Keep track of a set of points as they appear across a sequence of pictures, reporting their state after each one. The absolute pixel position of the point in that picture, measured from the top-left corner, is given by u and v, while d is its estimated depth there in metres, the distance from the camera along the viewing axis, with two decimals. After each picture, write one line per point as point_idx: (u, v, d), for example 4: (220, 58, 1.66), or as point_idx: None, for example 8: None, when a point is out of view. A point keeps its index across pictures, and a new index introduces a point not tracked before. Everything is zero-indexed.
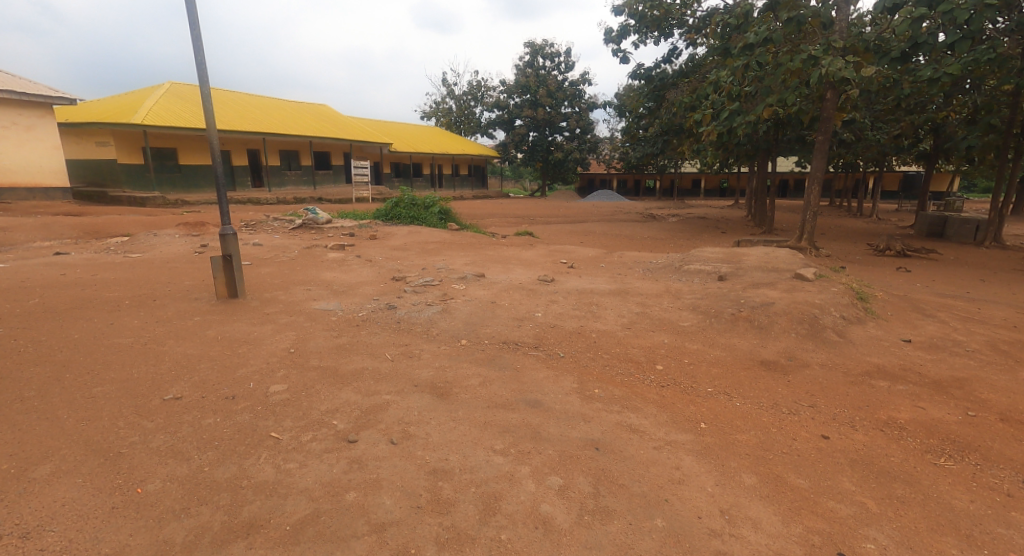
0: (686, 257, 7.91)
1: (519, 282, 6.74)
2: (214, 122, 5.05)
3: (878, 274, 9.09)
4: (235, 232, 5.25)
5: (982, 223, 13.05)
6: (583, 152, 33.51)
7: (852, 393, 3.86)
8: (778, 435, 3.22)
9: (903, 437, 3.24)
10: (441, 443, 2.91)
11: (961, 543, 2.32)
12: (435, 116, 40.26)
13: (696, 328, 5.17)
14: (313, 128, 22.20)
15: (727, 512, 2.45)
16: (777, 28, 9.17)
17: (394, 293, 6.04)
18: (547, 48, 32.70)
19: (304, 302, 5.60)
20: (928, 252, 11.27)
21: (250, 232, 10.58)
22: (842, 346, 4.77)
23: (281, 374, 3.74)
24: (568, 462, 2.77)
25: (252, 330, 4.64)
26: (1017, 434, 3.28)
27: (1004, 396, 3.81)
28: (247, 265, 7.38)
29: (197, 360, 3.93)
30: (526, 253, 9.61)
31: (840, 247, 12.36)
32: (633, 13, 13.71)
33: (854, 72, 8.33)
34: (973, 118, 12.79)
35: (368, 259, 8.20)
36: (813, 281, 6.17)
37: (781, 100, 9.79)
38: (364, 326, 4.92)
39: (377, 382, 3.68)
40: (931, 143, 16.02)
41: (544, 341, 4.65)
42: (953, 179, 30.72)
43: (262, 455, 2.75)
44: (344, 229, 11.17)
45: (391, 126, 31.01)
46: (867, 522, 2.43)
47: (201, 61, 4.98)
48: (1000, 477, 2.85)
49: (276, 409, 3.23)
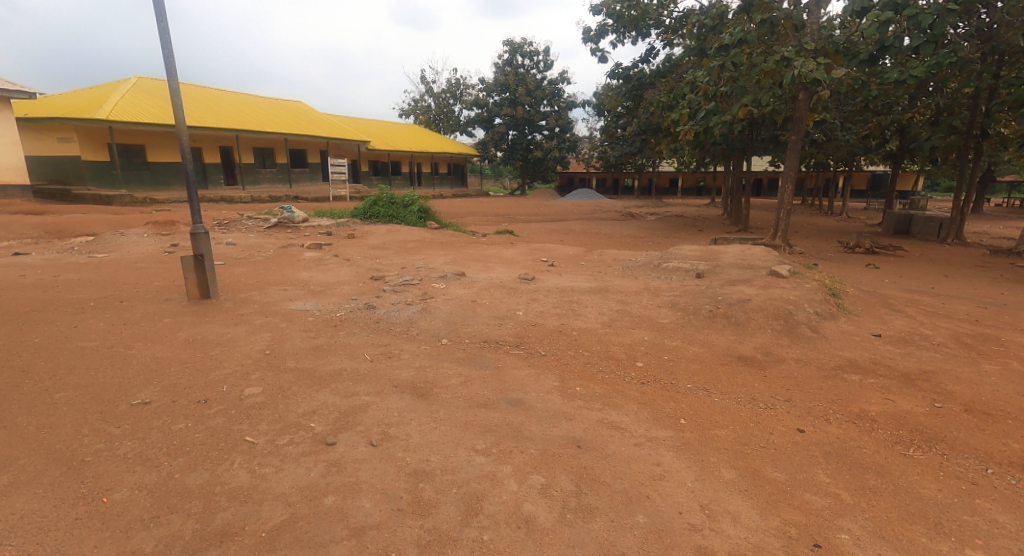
0: (664, 254, 7.98)
1: (500, 281, 6.70)
2: (184, 117, 4.85)
3: (848, 270, 9.34)
4: (207, 230, 5.09)
5: (945, 222, 13.53)
6: (562, 151, 33.72)
7: (826, 387, 3.95)
8: (756, 430, 3.27)
9: (874, 429, 3.32)
10: (421, 444, 2.87)
11: (930, 530, 2.38)
12: (414, 114, 39.96)
13: (675, 325, 5.22)
14: (287, 125, 21.73)
15: (707, 507, 2.47)
16: (750, 30, 9.37)
17: (373, 293, 5.96)
18: (525, 46, 32.65)
19: (280, 303, 5.48)
20: (896, 249, 11.62)
21: (222, 231, 10.33)
22: (816, 341, 4.87)
23: (256, 377, 3.65)
24: (550, 461, 2.77)
25: (227, 332, 4.52)
26: (980, 425, 3.39)
27: (969, 388, 3.94)
28: (219, 265, 7.19)
29: (167, 363, 3.81)
30: (506, 251, 9.61)
31: (812, 245, 12.66)
32: (610, 13, 13.80)
33: (825, 74, 8.50)
34: (936, 120, 13.14)
35: (346, 259, 8.08)
36: (788, 278, 6.28)
37: (756, 100, 9.98)
38: (342, 326, 4.83)
39: (356, 383, 3.62)
40: (897, 144, 16.42)
41: (525, 339, 4.64)
42: (918, 180, 31.85)
43: (237, 459, 2.67)
44: (320, 227, 10.96)
45: (368, 123, 30.68)
46: (841, 513, 2.47)
47: (169, 55, 4.81)
48: (964, 466, 2.94)
49: (252, 413, 3.15)
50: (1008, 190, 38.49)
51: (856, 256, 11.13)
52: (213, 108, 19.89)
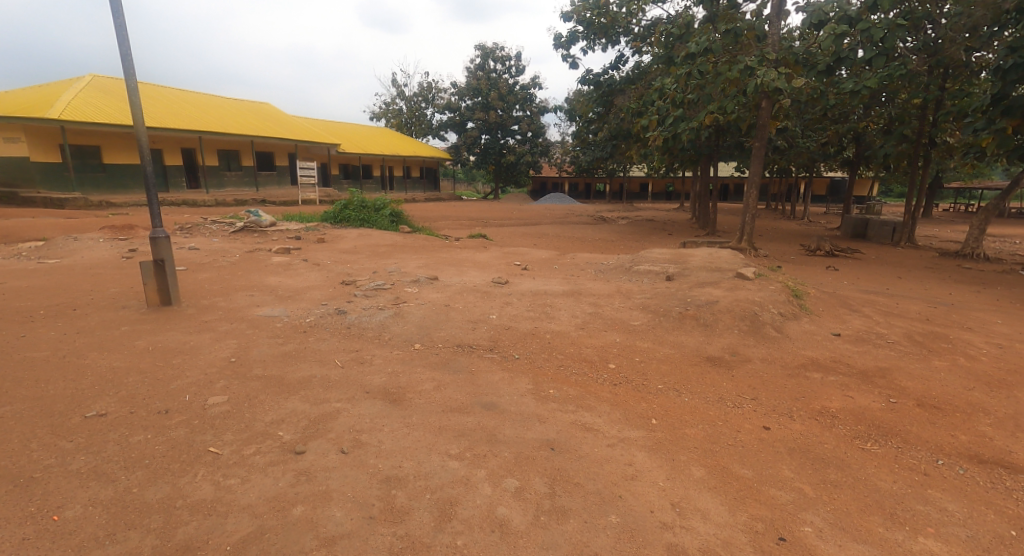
0: (635, 257, 8.12)
1: (473, 285, 6.69)
2: (143, 118, 4.68)
3: (810, 273, 9.68)
4: (168, 235, 4.92)
5: (899, 226, 14.19)
6: (535, 155, 33.87)
7: (789, 385, 4.08)
8: (723, 428, 3.36)
9: (834, 425, 3.45)
10: (394, 450, 2.83)
11: (887, 520, 2.48)
12: (385, 117, 39.60)
13: (646, 327, 5.31)
14: (253, 126, 21.21)
15: (678, 505, 2.52)
16: (715, 39, 9.65)
17: (344, 298, 5.87)
18: (497, 51, 32.78)
19: (246, 309, 5.34)
20: (854, 252, 12.12)
21: (185, 235, 10.01)
22: (780, 341, 5.02)
23: (221, 385, 3.54)
24: (524, 464, 2.78)
25: (189, 339, 4.37)
26: (932, 419, 3.56)
27: (921, 384, 4.13)
28: (181, 270, 6.96)
29: (124, 374, 3.65)
30: (479, 256, 9.60)
31: (776, 248, 13.08)
32: (581, 20, 14.00)
33: (786, 83, 8.81)
34: (889, 128, 13.77)
35: (316, 263, 7.93)
36: (753, 280, 6.47)
37: (722, 108, 10.27)
38: (312, 332, 4.74)
39: (326, 390, 3.56)
40: (853, 152, 17.12)
41: (499, 343, 4.65)
42: (873, 186, 33.34)
43: (200, 471, 2.59)
44: (288, 232, 10.70)
45: (338, 126, 30.23)
46: (805, 507, 2.56)
47: (127, 54, 4.65)
48: (917, 458, 3.08)
49: (216, 422, 3.06)
50: (954, 197, 40.69)
51: (817, 259, 11.56)
52: (175, 109, 19.25)
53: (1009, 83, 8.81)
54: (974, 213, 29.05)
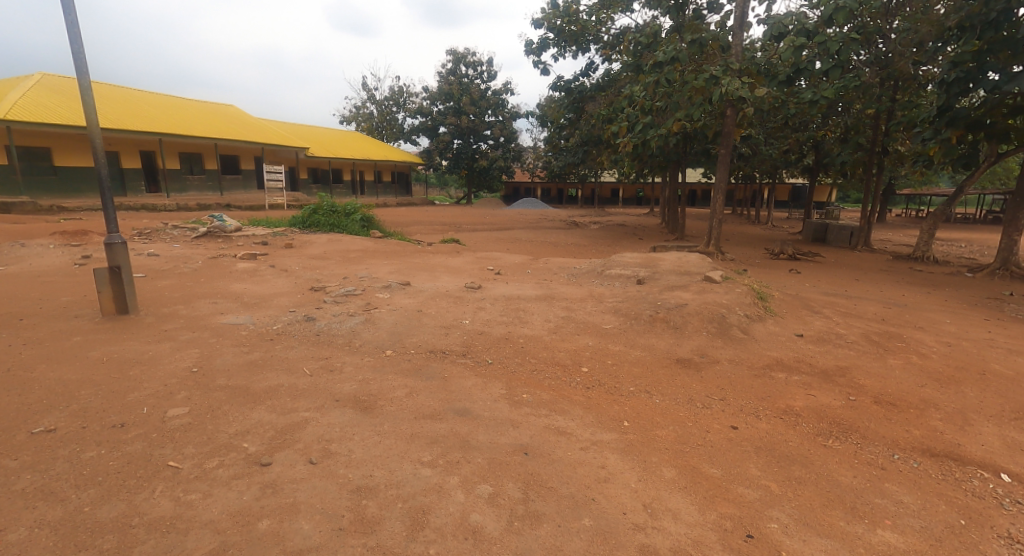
0: (607, 261, 8.21)
1: (446, 290, 6.65)
2: (97, 119, 4.49)
3: (774, 275, 9.98)
4: (124, 240, 4.75)
5: (856, 230, 14.79)
6: (507, 160, 33.95)
7: (755, 385, 4.19)
8: (693, 429, 3.42)
9: (798, 423, 3.56)
10: (365, 459, 2.78)
11: (847, 514, 2.57)
12: (355, 121, 39.15)
13: (618, 330, 5.37)
14: (218, 129, 20.61)
15: (650, 505, 2.55)
16: (682, 49, 9.90)
17: (313, 304, 5.75)
18: (469, 56, 32.78)
19: (209, 317, 5.16)
20: (815, 255, 12.57)
21: (144, 241, 9.64)
22: (746, 342, 5.15)
23: (181, 397, 3.40)
24: (497, 469, 2.76)
25: (147, 349, 4.20)
26: (887, 415, 3.70)
27: (878, 382, 4.30)
28: (139, 277, 6.69)
29: (76, 386, 3.48)
30: (452, 260, 9.56)
31: (742, 252, 13.46)
32: (552, 28, 14.16)
33: (749, 92, 9.10)
34: (845, 137, 14.36)
35: (284, 269, 7.75)
36: (720, 283, 6.63)
37: (689, 116, 10.49)
38: (279, 340, 4.62)
39: (294, 399, 3.47)
40: (812, 159, 17.77)
41: (472, 348, 4.63)
42: (831, 192, 34.74)
43: (158, 487, 2.48)
44: (255, 237, 10.42)
45: (307, 129, 29.66)
46: (770, 504, 2.62)
47: (79, 52, 4.47)
48: (876, 453, 3.20)
49: (176, 436, 2.94)
50: (905, 202, 42.69)
51: (781, 262, 11.93)
52: (133, 110, 18.56)
53: (952, 95, 9.33)
54: (923, 218, 30.58)
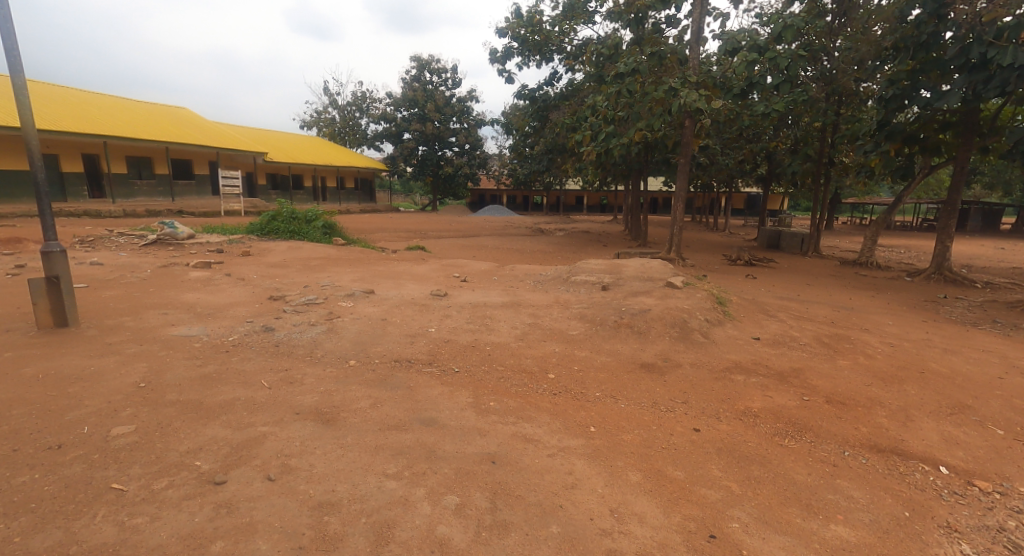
0: (572, 268, 8.29)
1: (411, 298, 6.56)
2: (32, 119, 4.23)
3: (732, 281, 10.32)
4: (64, 248, 4.51)
5: (806, 237, 15.47)
6: (473, 167, 33.92)
7: (716, 388, 4.29)
8: (657, 432, 3.47)
9: (756, 424, 3.66)
10: (327, 474, 2.69)
11: (803, 511, 2.65)
12: (316, 126, 38.37)
13: (584, 336, 5.42)
14: (169, 132, 19.79)
15: (616, 510, 2.56)
16: (642, 61, 10.19)
17: (272, 314, 5.56)
18: (433, 63, 32.65)
19: (159, 329, 4.92)
20: (769, 261, 13.07)
21: (87, 249, 9.12)
22: (707, 346, 5.28)
23: (127, 414, 3.21)
24: (464, 479, 2.72)
25: (89, 364, 3.95)
26: (839, 414, 3.86)
27: (830, 382, 4.48)
28: (81, 288, 6.31)
29: (8, 406, 3.24)
30: (418, 268, 9.45)
31: (702, 259, 13.84)
32: (516, 37, 14.28)
33: (706, 104, 9.42)
34: (795, 148, 15.04)
35: (240, 278, 7.47)
36: (682, 288, 6.80)
37: (649, 126, 10.74)
38: (235, 352, 4.44)
39: (251, 413, 3.33)
40: (766, 169, 18.51)
41: (438, 357, 4.57)
42: (784, 200, 36.30)
43: (100, 512, 2.33)
44: (209, 245, 10.02)
45: (266, 134, 28.84)
46: (731, 503, 2.68)
47: (12, 48, 4.19)
48: (829, 451, 3.32)
49: (121, 456, 2.77)
50: (851, 210, 45.01)
51: (738, 268, 12.35)
52: (76, 111, 17.62)
53: (890, 110, 9.86)
54: (868, 225, 32.28)
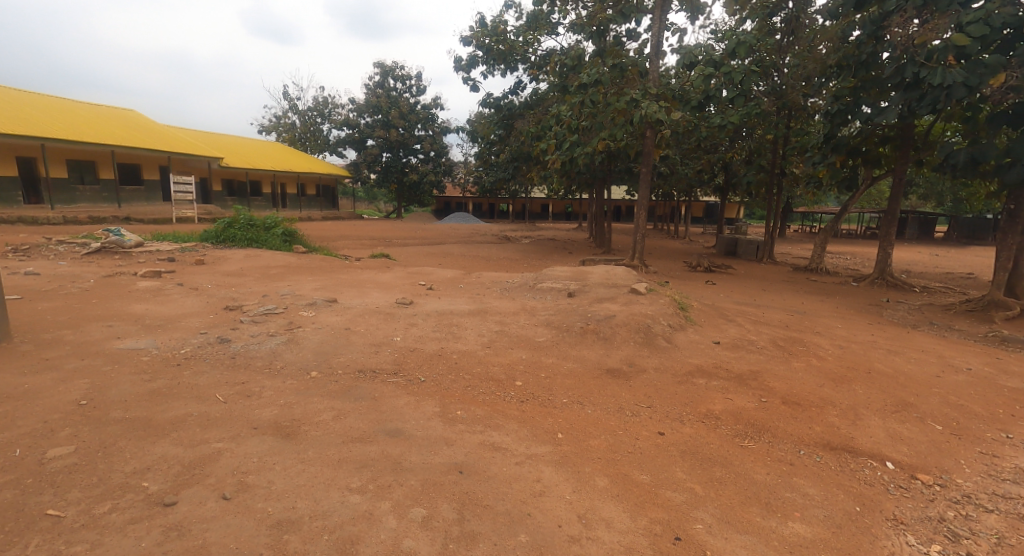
0: (538, 275, 8.32)
1: (375, 306, 6.43)
2: None
3: (693, 287, 10.59)
4: None
5: (761, 244, 16.06)
6: (438, 174, 33.75)
7: (679, 392, 4.37)
8: (623, 437, 3.50)
9: (717, 426, 3.75)
10: (287, 490, 2.58)
11: (763, 510, 2.72)
12: (276, 131, 37.40)
13: (550, 342, 5.43)
14: (116, 135, 18.86)
15: (584, 516, 2.56)
16: (604, 72, 10.39)
17: (228, 325, 5.34)
18: (397, 70, 32.40)
19: (103, 342, 4.64)
20: (727, 267, 13.50)
21: (22, 259, 8.53)
22: (670, 351, 5.38)
23: (65, 435, 3.00)
24: (431, 490, 2.67)
25: (23, 382, 3.68)
26: (795, 414, 4.00)
27: (786, 383, 4.64)
28: (15, 299, 5.90)
29: None
30: (382, 276, 9.29)
31: (664, 265, 14.15)
32: (480, 45, 14.33)
33: (666, 115, 9.67)
34: (750, 159, 15.64)
35: (193, 287, 7.15)
36: (645, 294, 6.93)
37: (612, 135, 10.93)
38: (188, 365, 4.23)
39: (204, 429, 3.17)
40: (723, 178, 19.16)
41: (404, 366, 4.49)
42: (740, 209, 37.67)
43: (34, 541, 2.16)
44: (159, 253, 9.55)
45: (221, 138, 27.88)
46: (695, 505, 2.72)
47: None
48: (787, 450, 3.43)
49: (57, 480, 2.58)
50: (801, 219, 47.15)
51: (698, 274, 12.69)
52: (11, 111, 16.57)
53: (835, 124, 10.38)
54: (818, 233, 33.83)
